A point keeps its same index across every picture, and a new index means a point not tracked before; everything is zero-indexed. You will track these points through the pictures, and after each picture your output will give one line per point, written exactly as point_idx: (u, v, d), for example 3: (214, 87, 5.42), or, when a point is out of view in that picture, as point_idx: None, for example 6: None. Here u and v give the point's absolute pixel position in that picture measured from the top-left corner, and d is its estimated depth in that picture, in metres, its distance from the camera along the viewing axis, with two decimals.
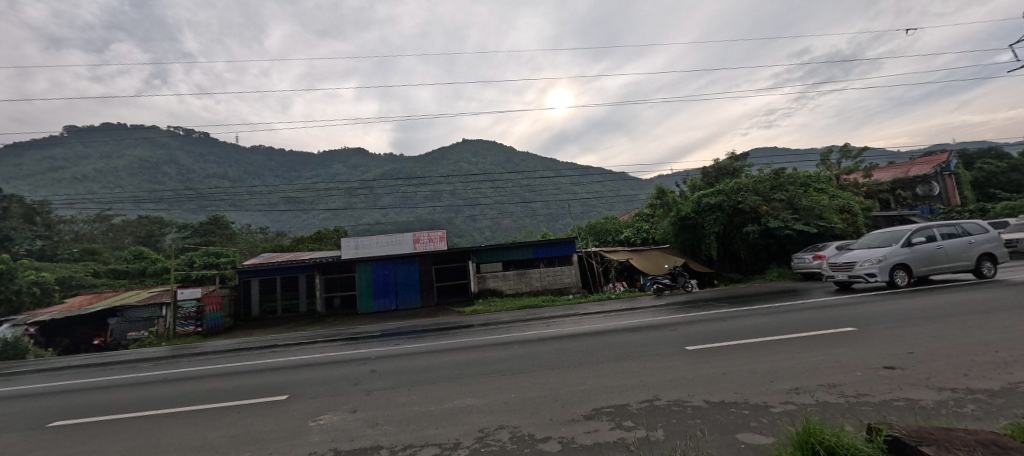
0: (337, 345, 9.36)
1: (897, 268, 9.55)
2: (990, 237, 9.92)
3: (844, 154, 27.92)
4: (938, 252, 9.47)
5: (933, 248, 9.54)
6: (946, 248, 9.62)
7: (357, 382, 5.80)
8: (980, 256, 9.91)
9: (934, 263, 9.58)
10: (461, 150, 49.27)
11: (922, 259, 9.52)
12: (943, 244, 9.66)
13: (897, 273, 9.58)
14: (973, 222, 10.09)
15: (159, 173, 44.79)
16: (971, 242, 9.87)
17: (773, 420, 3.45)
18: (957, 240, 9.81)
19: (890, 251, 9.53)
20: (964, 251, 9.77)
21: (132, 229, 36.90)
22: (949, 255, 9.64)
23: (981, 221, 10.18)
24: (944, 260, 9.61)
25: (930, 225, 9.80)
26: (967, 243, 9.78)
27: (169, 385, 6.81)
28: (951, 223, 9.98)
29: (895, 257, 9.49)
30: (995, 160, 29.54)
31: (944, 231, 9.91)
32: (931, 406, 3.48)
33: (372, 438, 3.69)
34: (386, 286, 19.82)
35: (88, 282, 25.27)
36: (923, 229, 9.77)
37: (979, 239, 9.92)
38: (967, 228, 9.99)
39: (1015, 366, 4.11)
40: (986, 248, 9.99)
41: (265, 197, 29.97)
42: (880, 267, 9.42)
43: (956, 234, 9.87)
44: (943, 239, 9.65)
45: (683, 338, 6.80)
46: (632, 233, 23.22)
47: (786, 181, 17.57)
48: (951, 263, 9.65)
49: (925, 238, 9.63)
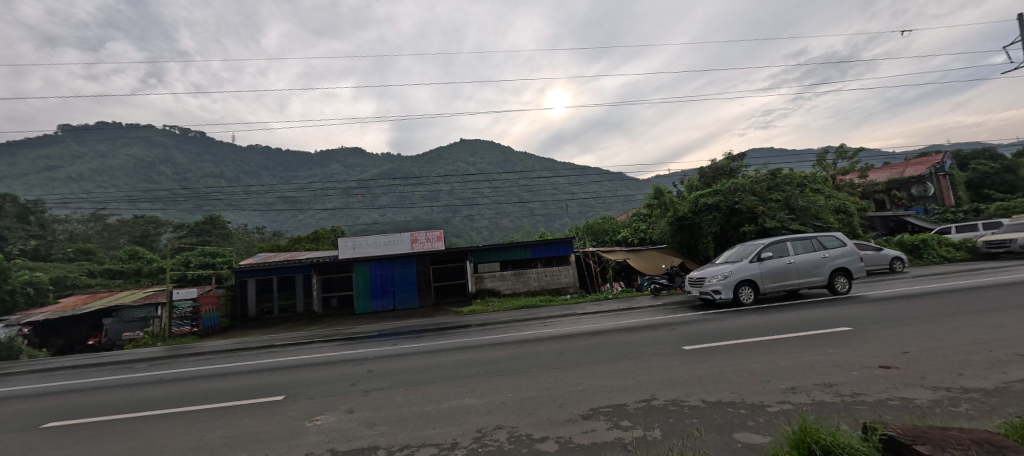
0: (334, 346, 9.33)
1: (743, 284, 9.35)
2: (848, 251, 9.71)
3: (840, 154, 28.11)
4: (787, 268, 9.28)
5: (783, 263, 9.35)
6: (797, 264, 9.41)
7: (354, 382, 5.78)
8: (833, 271, 9.67)
9: (783, 279, 9.37)
10: (459, 150, 49.29)
11: (771, 275, 9.33)
12: (794, 259, 9.46)
13: (744, 290, 9.37)
14: (829, 236, 9.90)
15: (155, 172, 44.54)
16: (826, 256, 9.66)
17: (769, 419, 3.46)
18: (812, 254, 9.63)
19: (736, 267, 9.35)
20: (818, 266, 9.56)
21: (128, 229, 36.66)
22: (800, 270, 9.41)
23: (838, 235, 10.01)
24: (793, 276, 9.39)
25: (783, 239, 9.66)
26: (820, 257, 9.58)
27: (165, 385, 6.77)
28: (806, 236, 9.82)
29: (740, 273, 9.32)
30: (988, 161, 29.81)
31: (800, 245, 9.78)
32: (926, 406, 3.50)
33: (369, 439, 3.68)
34: (383, 286, 19.78)
35: (83, 283, 25.09)
36: (777, 244, 9.61)
37: (835, 254, 9.71)
38: (823, 241, 9.82)
39: (1009, 365, 4.15)
40: (841, 263, 9.77)
41: (262, 196, 29.89)
42: (726, 283, 9.23)
43: (813, 248, 9.68)
44: (795, 254, 9.49)
45: (680, 338, 6.82)
46: (629, 233, 23.30)
47: (782, 182, 17.64)
48: (803, 279, 9.42)
49: (775, 253, 9.47)
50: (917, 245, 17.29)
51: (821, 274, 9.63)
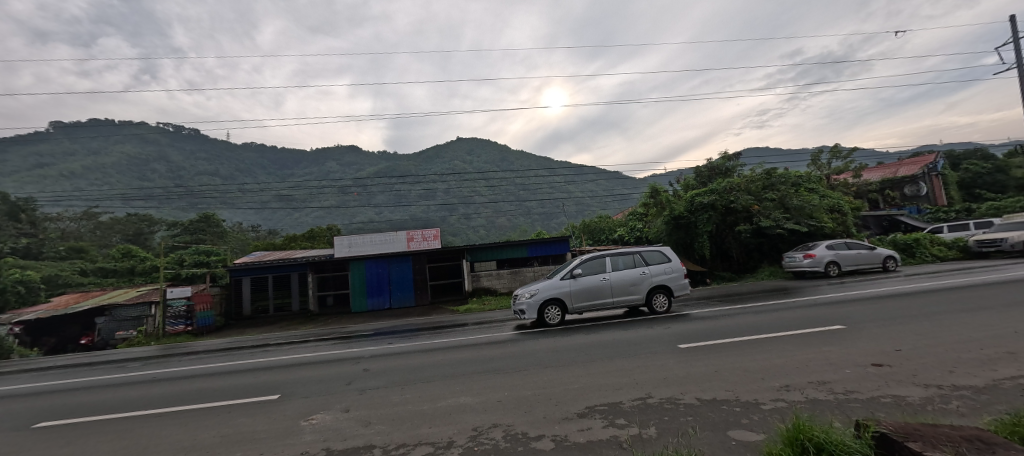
0: (330, 345, 9.29)
1: (552, 303, 9.13)
2: (669, 268, 9.57)
3: (835, 154, 28.31)
4: (598, 285, 9.07)
5: (596, 280, 9.15)
6: (611, 281, 9.21)
7: (350, 381, 5.75)
8: (652, 288, 9.50)
9: (594, 297, 9.15)
10: (456, 148, 49.20)
11: (581, 293, 9.12)
12: (608, 276, 9.26)
13: (554, 308, 9.15)
14: (654, 252, 9.75)
15: (148, 170, 44.13)
16: (645, 272, 9.53)
17: (764, 417, 3.49)
18: (630, 271, 9.43)
19: (546, 284, 9.15)
20: (635, 284, 9.36)
21: (121, 227, 36.36)
22: (614, 288, 9.19)
23: (664, 250, 9.86)
24: (604, 294, 9.15)
25: (601, 255, 9.45)
26: (638, 274, 9.38)
27: (158, 385, 6.71)
28: (630, 251, 9.65)
29: (551, 291, 9.11)
30: (980, 161, 30.14)
31: (622, 260, 9.59)
32: (916, 403, 3.55)
33: (365, 438, 3.67)
34: (379, 284, 19.73)
35: (75, 281, 24.84)
36: (592, 260, 9.42)
37: (655, 270, 9.54)
38: (646, 257, 9.66)
39: (999, 363, 4.20)
40: (664, 280, 9.63)
41: (258, 194, 29.73)
42: (531, 302, 9.03)
43: (632, 265, 9.50)
44: (610, 270, 9.28)
45: (676, 337, 6.84)
46: (625, 232, 23.39)
47: (777, 181, 17.74)
48: (616, 297, 9.19)
49: (589, 270, 9.28)
50: (910, 244, 17.43)
51: (639, 292, 9.43)
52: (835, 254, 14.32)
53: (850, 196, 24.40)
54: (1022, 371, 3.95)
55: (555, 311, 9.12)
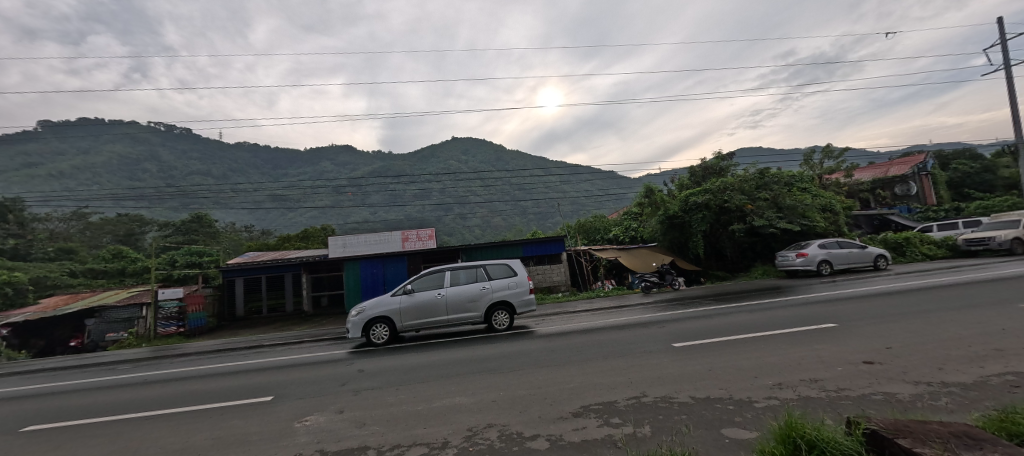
0: (324, 346, 9.23)
1: (382, 320, 8.64)
2: (511, 282, 9.02)
3: (827, 154, 28.60)
4: (431, 301, 8.56)
5: (429, 297, 8.63)
6: (445, 297, 8.67)
7: (344, 382, 5.72)
8: (493, 305, 8.94)
9: (428, 314, 8.63)
10: (451, 148, 49.14)
11: (413, 310, 8.62)
12: (443, 292, 8.73)
13: (382, 326, 8.66)
14: (500, 265, 9.20)
15: (139, 170, 43.61)
16: (487, 288, 8.95)
17: (757, 415, 3.51)
18: (470, 286, 8.89)
19: (376, 302, 8.66)
20: (474, 300, 8.81)
21: (111, 228, 35.89)
22: (449, 304, 8.66)
23: (511, 263, 9.33)
24: (438, 312, 8.64)
25: (441, 269, 8.93)
26: (478, 290, 8.84)
27: (149, 387, 6.63)
28: (473, 265, 9.13)
29: (381, 308, 8.61)
30: (969, 161, 30.57)
31: (463, 275, 9.04)
32: (906, 400, 3.59)
33: (359, 439, 3.65)
34: (374, 285, 19.64)
35: (64, 283, 24.50)
36: (430, 275, 8.90)
37: (497, 285, 8.97)
38: (489, 271, 9.09)
39: (987, 360, 4.27)
40: (507, 295, 9.07)
41: (251, 194, 29.51)
42: (358, 321, 8.57)
43: (474, 279, 8.96)
44: (447, 286, 8.75)
45: (669, 336, 6.89)
46: (620, 232, 23.46)
47: (770, 181, 17.87)
48: (451, 315, 8.65)
49: (424, 286, 8.77)
50: (900, 243, 17.65)
51: (478, 309, 8.87)
52: (827, 254, 14.45)
53: (842, 196, 24.66)
54: (1009, 367, 4.01)
55: (385, 330, 8.63)
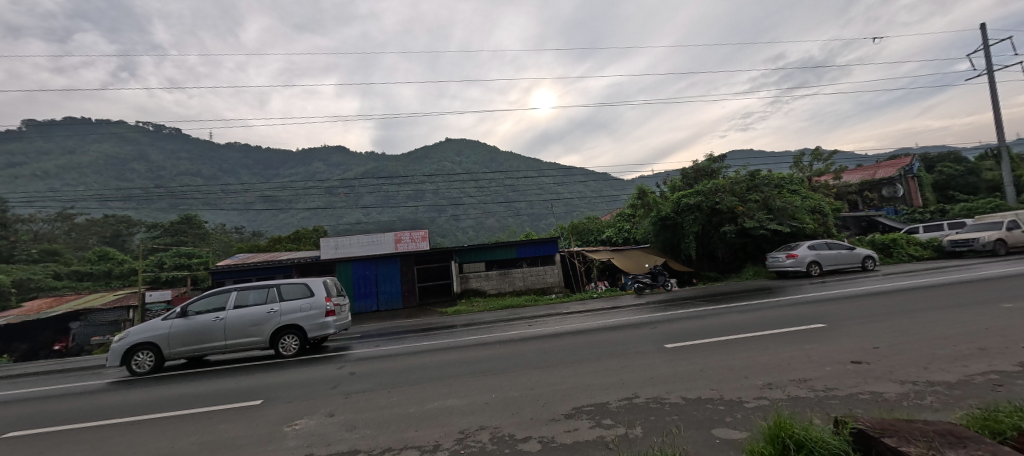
0: (315, 348, 9.14)
1: (152, 347, 7.73)
2: (304, 304, 8.22)
3: (816, 156, 29.03)
4: (202, 325, 7.72)
5: (207, 320, 7.78)
6: (225, 321, 7.81)
7: (335, 385, 5.67)
8: (284, 328, 8.14)
9: (206, 340, 7.78)
10: (445, 149, 49.07)
11: (186, 335, 7.75)
12: (225, 315, 7.89)
13: (151, 354, 7.75)
14: (296, 285, 8.41)
15: (127, 170, 42.88)
16: (275, 310, 8.13)
17: (746, 415, 3.53)
18: (256, 309, 8.06)
19: (145, 326, 7.74)
20: (258, 324, 7.96)
21: (98, 229, 35.21)
22: (227, 329, 7.81)
23: (311, 283, 8.55)
24: (215, 337, 7.79)
25: (228, 289, 8.13)
26: (263, 312, 8.02)
27: (135, 391, 6.50)
28: (267, 284, 8.34)
29: (148, 334, 7.70)
30: (954, 164, 31.16)
31: (253, 295, 8.22)
32: (893, 399, 3.64)
33: (349, 442, 3.61)
34: (366, 286, 19.50)
35: (48, 285, 23.98)
36: (219, 295, 8.08)
37: (288, 308, 8.15)
38: (283, 292, 8.30)
39: (970, 359, 4.35)
40: (300, 318, 8.23)
41: (242, 195, 29.17)
42: (120, 346, 7.67)
43: (262, 301, 8.15)
44: (230, 308, 7.93)
45: (661, 336, 6.93)
46: (613, 233, 23.55)
47: (760, 183, 18.09)
48: (229, 340, 7.80)
49: (206, 308, 7.94)
50: (888, 244, 17.97)
51: (265, 334, 8.02)
52: (817, 255, 14.66)
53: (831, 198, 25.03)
54: (993, 366, 4.09)
55: (151, 358, 7.74)
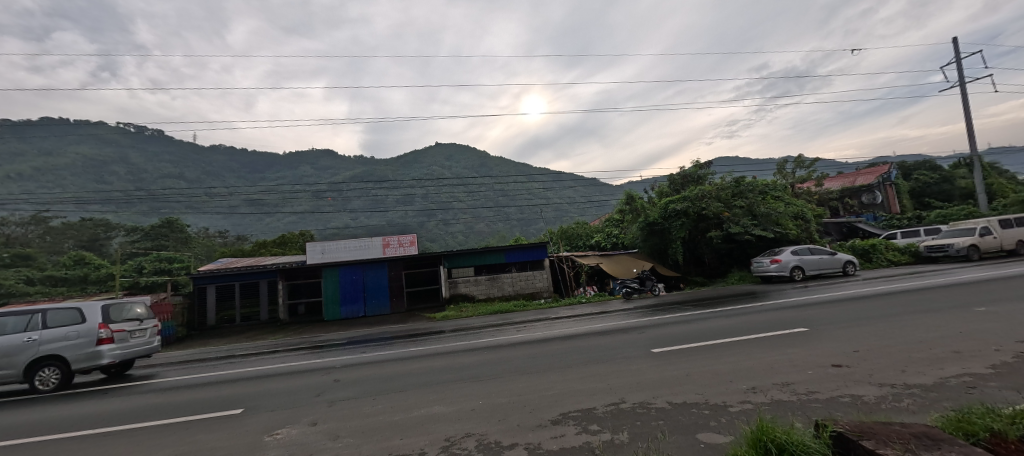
0: (299, 355, 8.96)
1: None
2: (71, 331, 7.02)
3: (798, 163, 29.73)
4: None
5: None
6: None
7: (320, 392, 5.56)
8: (43, 361, 6.95)
9: None
10: (435, 154, 48.96)
11: None
12: None
13: None
14: (67, 310, 7.24)
15: (106, 172, 41.73)
16: (36, 340, 6.92)
17: (730, 420, 3.57)
18: (10, 338, 6.86)
19: None
20: (9, 356, 6.74)
21: (74, 233, 34.11)
22: None
23: (90, 307, 7.38)
24: None
25: None
26: (18, 342, 6.81)
27: (110, 401, 6.27)
28: (32, 309, 7.18)
29: None
30: (929, 172, 32.26)
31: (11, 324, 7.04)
32: (872, 402, 3.72)
33: (332, 452, 3.54)
34: (353, 292, 19.25)
35: (20, 291, 23.14)
36: None
37: (53, 336, 6.97)
38: (49, 318, 7.12)
39: (945, 361, 4.47)
40: (68, 348, 7.03)
41: (226, 198, 28.61)
42: None
43: (22, 329, 6.97)
44: None
45: (648, 341, 6.97)
46: (602, 238, 23.70)
47: (745, 189, 18.44)
48: None
49: None
50: (867, 249, 18.48)
51: (16, 367, 6.76)
52: (799, 260, 15.01)
53: (814, 204, 25.60)
54: (966, 368, 4.21)
55: None
